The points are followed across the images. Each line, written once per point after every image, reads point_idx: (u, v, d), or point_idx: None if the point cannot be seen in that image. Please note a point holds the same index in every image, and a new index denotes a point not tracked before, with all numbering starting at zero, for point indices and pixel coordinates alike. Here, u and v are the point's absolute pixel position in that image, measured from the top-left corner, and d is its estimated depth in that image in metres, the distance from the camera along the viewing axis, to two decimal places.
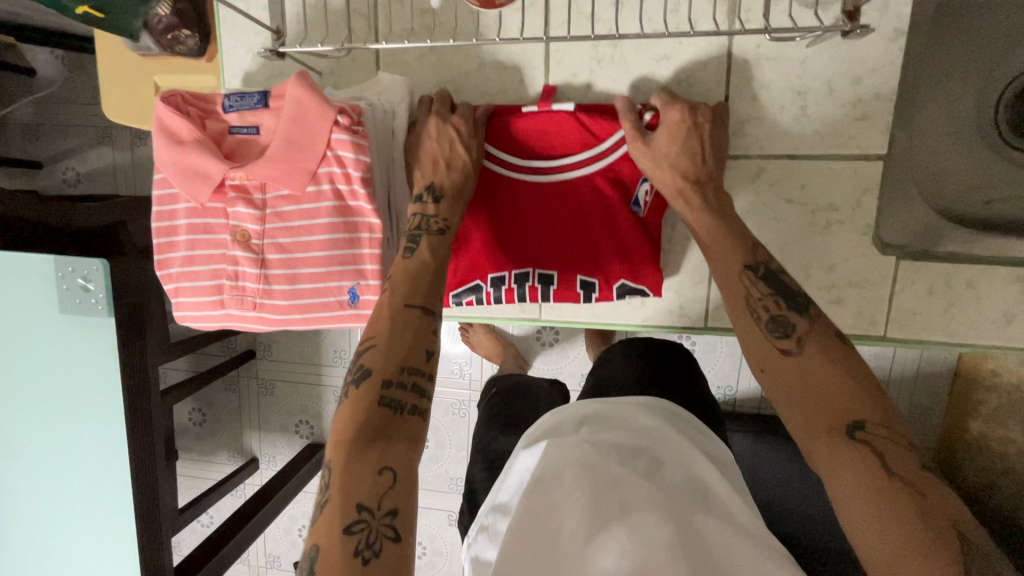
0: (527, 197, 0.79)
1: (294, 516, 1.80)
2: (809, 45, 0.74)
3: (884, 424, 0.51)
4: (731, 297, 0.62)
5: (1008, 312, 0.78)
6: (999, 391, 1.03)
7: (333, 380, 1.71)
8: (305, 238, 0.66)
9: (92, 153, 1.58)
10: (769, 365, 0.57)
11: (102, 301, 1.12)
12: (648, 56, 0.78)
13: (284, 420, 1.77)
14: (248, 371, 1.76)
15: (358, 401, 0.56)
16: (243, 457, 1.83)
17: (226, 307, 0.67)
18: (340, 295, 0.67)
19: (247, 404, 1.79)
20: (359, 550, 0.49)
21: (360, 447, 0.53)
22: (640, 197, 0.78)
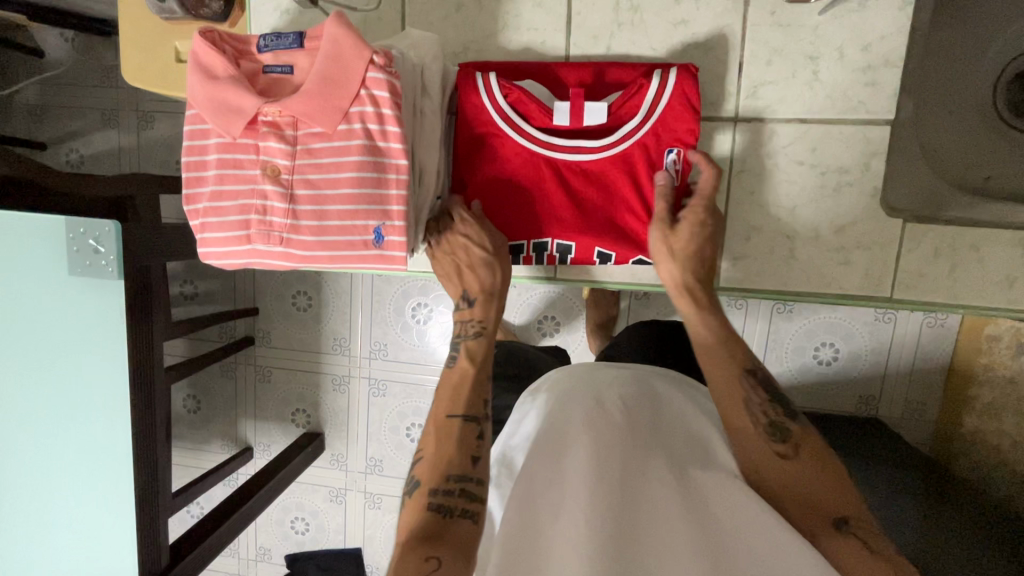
0: (549, 175, 0.80)
1: (287, 507, 1.78)
2: (822, 12, 0.77)
3: (868, 524, 0.57)
4: (736, 394, 0.66)
5: (1010, 275, 0.80)
6: (993, 385, 1.06)
7: (333, 368, 1.69)
8: (333, 175, 0.67)
9: (99, 134, 1.58)
10: (769, 462, 0.62)
11: (113, 263, 1.13)
12: (666, 20, 0.81)
13: (279, 407, 1.76)
14: (246, 357, 1.75)
15: (456, 402, 0.70)
16: (237, 446, 1.82)
17: (251, 242, 0.68)
18: (366, 234, 0.68)
19: (243, 392, 1.78)
20: (438, 510, 0.61)
21: (456, 435, 0.67)
22: (670, 168, 0.79)
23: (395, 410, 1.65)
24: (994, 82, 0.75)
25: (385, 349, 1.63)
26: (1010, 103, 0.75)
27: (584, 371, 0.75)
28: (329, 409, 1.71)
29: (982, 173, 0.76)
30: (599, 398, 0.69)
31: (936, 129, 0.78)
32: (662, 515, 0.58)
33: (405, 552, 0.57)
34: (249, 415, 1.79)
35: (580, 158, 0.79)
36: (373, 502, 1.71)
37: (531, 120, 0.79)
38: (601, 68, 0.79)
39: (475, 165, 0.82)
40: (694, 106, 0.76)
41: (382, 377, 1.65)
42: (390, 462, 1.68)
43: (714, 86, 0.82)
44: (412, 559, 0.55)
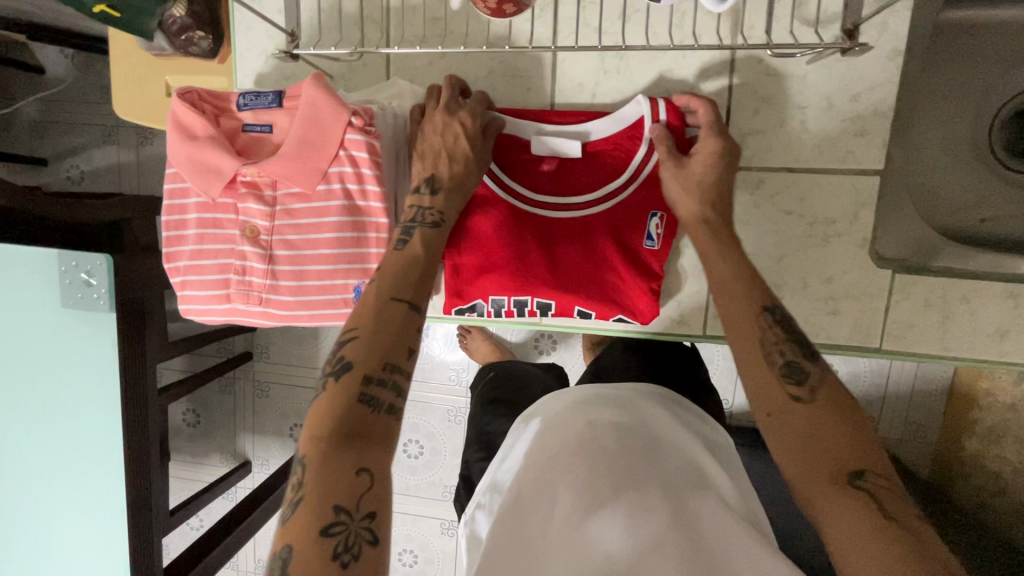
0: (533, 231, 0.79)
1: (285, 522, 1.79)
2: (810, 62, 0.76)
3: (888, 478, 0.50)
4: (744, 335, 0.60)
5: (1001, 327, 0.79)
6: (993, 412, 1.05)
7: None
8: (312, 235, 0.67)
9: (99, 152, 1.59)
10: (773, 409, 0.55)
11: (104, 295, 1.13)
12: (653, 69, 0.80)
13: (277, 423, 1.77)
14: (245, 372, 1.76)
15: (403, 285, 0.61)
16: (236, 460, 1.83)
17: (231, 301, 0.67)
18: (346, 293, 0.68)
19: (242, 406, 1.79)
20: (366, 404, 0.55)
21: (397, 322, 0.59)
22: (652, 232, 0.79)
23: None
24: (991, 119, 0.68)
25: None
26: (1006, 139, 0.68)
27: (581, 395, 0.76)
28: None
29: (978, 214, 0.71)
30: (590, 420, 0.69)
31: (929, 170, 0.73)
32: (651, 520, 0.57)
33: (326, 456, 0.51)
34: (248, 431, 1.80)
35: (568, 213, 0.79)
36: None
37: (519, 177, 0.80)
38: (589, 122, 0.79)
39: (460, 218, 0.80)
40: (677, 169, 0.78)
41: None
42: None
43: None
44: (338, 473, 0.51)
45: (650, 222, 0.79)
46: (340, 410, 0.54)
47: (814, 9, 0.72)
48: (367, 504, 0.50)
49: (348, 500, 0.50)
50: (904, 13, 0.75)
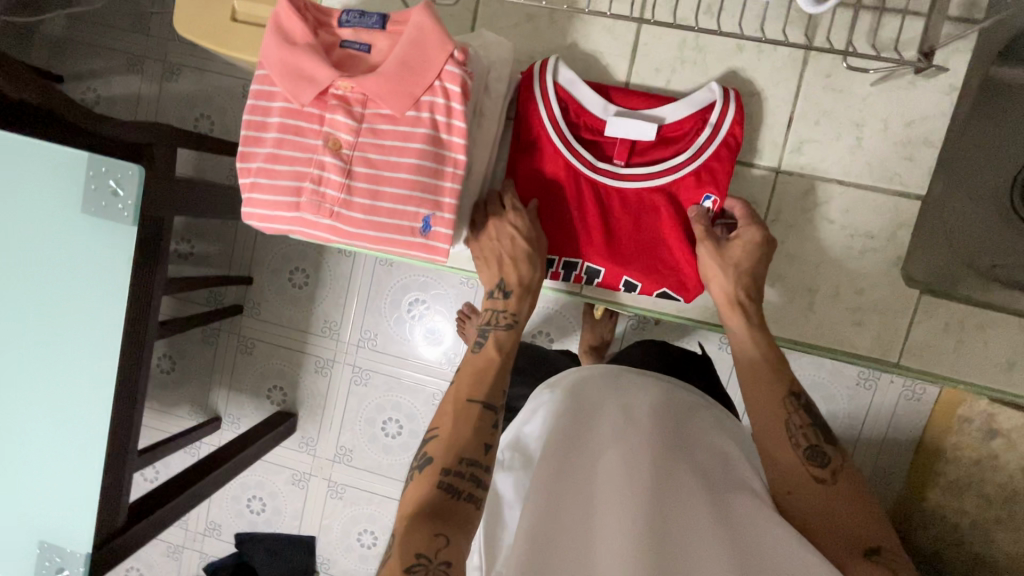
0: (592, 195, 0.83)
1: (246, 485, 1.73)
2: (874, 84, 0.81)
3: (896, 553, 0.58)
4: (773, 419, 0.67)
5: (1010, 359, 0.84)
6: (958, 464, 1.13)
7: (318, 351, 1.66)
8: (394, 158, 0.68)
9: (119, 79, 1.54)
10: (800, 488, 0.63)
11: (129, 209, 1.10)
12: (726, 67, 0.84)
13: (254, 382, 1.73)
14: (231, 326, 1.72)
15: (479, 385, 0.70)
16: (206, 414, 1.77)
17: (301, 209, 0.67)
18: (415, 221, 0.69)
19: (222, 360, 1.74)
20: (446, 491, 0.62)
21: (473, 420, 0.67)
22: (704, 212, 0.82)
23: (373, 403, 1.64)
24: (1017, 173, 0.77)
25: (374, 340, 1.62)
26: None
27: (607, 377, 0.72)
28: (308, 391, 1.68)
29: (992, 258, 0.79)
30: (622, 406, 0.68)
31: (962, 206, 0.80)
32: (702, 532, 0.58)
33: (412, 523, 0.59)
34: (225, 384, 1.75)
35: (626, 183, 0.82)
36: (337, 492, 1.67)
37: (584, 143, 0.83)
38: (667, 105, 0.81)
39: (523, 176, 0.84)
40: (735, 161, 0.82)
41: (366, 367, 1.63)
42: (360, 454, 1.66)
43: (761, 136, 0.85)
44: (420, 533, 0.58)
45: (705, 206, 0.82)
46: (425, 494, 0.62)
47: (890, 36, 0.79)
48: (443, 554, 0.56)
49: (427, 551, 0.57)
50: (963, 54, 0.80)
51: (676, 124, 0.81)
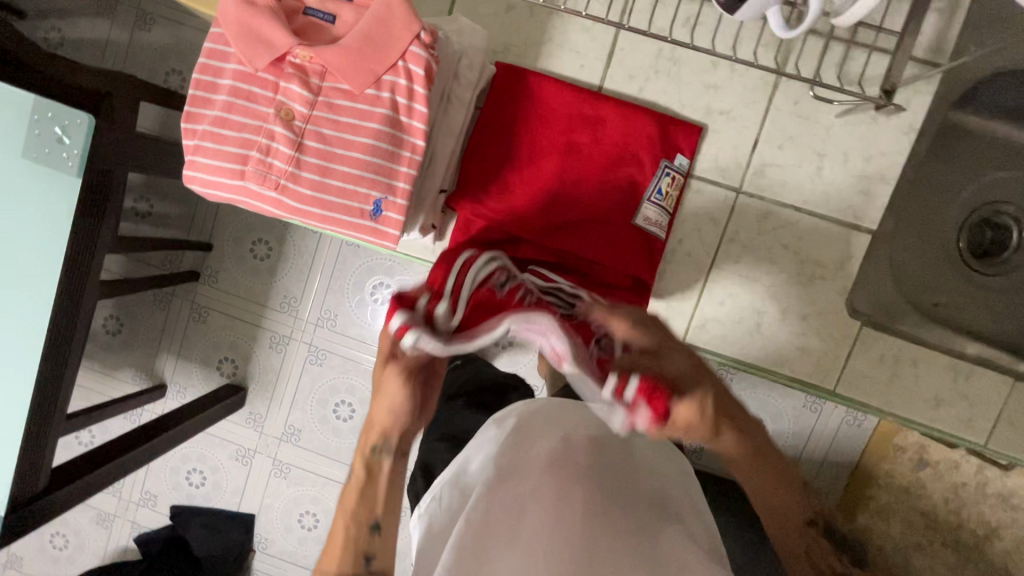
0: (548, 193, 0.85)
1: (185, 457, 1.67)
2: (838, 116, 0.83)
3: None
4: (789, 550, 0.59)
5: (937, 397, 0.87)
6: (888, 492, 1.18)
7: (275, 326, 1.62)
8: (348, 136, 0.65)
9: (86, 22, 1.44)
10: (809, 546, 0.59)
11: (74, 158, 1.03)
12: (700, 81, 0.84)
13: (203, 353, 1.67)
14: (186, 293, 1.66)
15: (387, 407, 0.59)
16: (150, 381, 1.71)
17: (245, 179, 0.64)
18: (365, 203, 0.67)
19: (172, 327, 1.68)
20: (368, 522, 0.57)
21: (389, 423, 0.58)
22: (654, 218, 0.84)
23: (328, 383, 1.60)
24: (965, 223, 0.87)
25: (333, 320, 1.58)
26: (973, 245, 0.87)
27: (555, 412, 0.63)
28: (260, 366, 1.63)
29: (935, 297, 0.87)
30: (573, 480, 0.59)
31: (901, 248, 0.87)
32: None
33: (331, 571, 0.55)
34: (172, 352, 1.68)
35: (579, 185, 0.85)
36: (281, 470, 1.63)
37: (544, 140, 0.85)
38: (600, 106, 0.84)
39: (485, 168, 0.86)
40: (669, 157, 0.84)
41: (323, 346, 1.59)
42: (308, 435, 1.62)
43: (726, 154, 0.85)
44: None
45: (653, 207, 0.83)
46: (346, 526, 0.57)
47: (856, 70, 0.80)
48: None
49: None
50: (925, 97, 0.83)
51: (637, 128, 0.83)
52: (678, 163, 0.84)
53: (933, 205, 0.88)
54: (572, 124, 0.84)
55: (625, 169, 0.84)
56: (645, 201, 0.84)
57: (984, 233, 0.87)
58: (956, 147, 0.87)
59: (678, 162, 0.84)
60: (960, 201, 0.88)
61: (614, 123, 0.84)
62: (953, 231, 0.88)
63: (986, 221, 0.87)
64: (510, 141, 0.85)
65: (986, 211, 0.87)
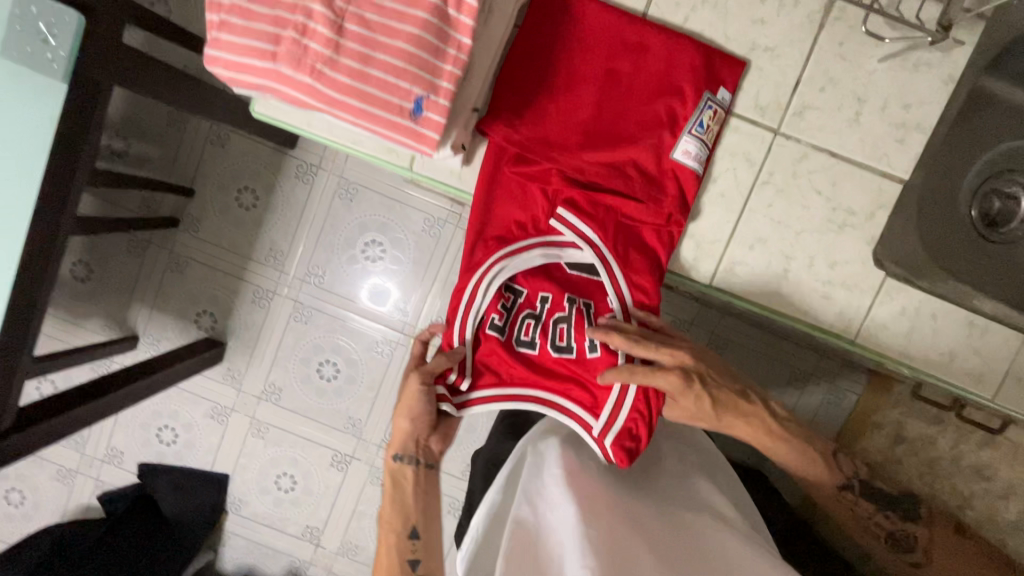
0: (586, 124, 0.82)
1: (157, 412, 1.58)
2: (882, 60, 0.82)
3: None
4: None
5: (952, 350, 0.89)
6: None
7: (260, 280, 1.53)
8: (393, 23, 0.60)
9: None
10: None
11: (61, 64, 0.86)
12: (746, 15, 0.81)
13: (182, 306, 1.55)
14: (163, 240, 1.54)
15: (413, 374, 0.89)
16: (120, 332, 1.56)
17: (277, 62, 0.59)
18: (406, 100, 0.62)
19: (147, 275, 1.55)
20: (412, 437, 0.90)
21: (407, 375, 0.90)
22: (694, 151, 0.81)
23: (311, 342, 1.54)
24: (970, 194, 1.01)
25: (320, 278, 1.52)
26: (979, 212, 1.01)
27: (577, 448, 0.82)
28: (241, 321, 1.55)
29: (948, 257, 0.94)
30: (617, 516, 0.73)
31: (925, 204, 0.89)
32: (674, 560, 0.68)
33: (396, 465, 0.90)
34: (147, 305, 1.56)
35: (618, 116, 0.82)
36: (260, 431, 1.57)
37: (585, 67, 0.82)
38: (643, 33, 0.81)
39: (519, 93, 0.82)
40: (711, 90, 0.81)
41: (310, 304, 1.53)
42: (290, 394, 1.56)
43: (767, 93, 0.83)
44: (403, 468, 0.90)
45: (693, 142, 0.81)
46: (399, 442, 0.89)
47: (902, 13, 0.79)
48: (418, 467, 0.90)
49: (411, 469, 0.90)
50: (966, 48, 0.82)
51: (682, 57, 0.81)
52: (719, 96, 0.82)
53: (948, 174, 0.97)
54: (614, 53, 0.81)
55: (666, 101, 0.81)
56: (684, 135, 0.81)
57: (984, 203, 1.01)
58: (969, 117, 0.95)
59: (719, 97, 0.82)
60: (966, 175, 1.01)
61: (658, 52, 0.81)
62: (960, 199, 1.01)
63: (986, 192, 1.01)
64: (548, 67, 0.82)
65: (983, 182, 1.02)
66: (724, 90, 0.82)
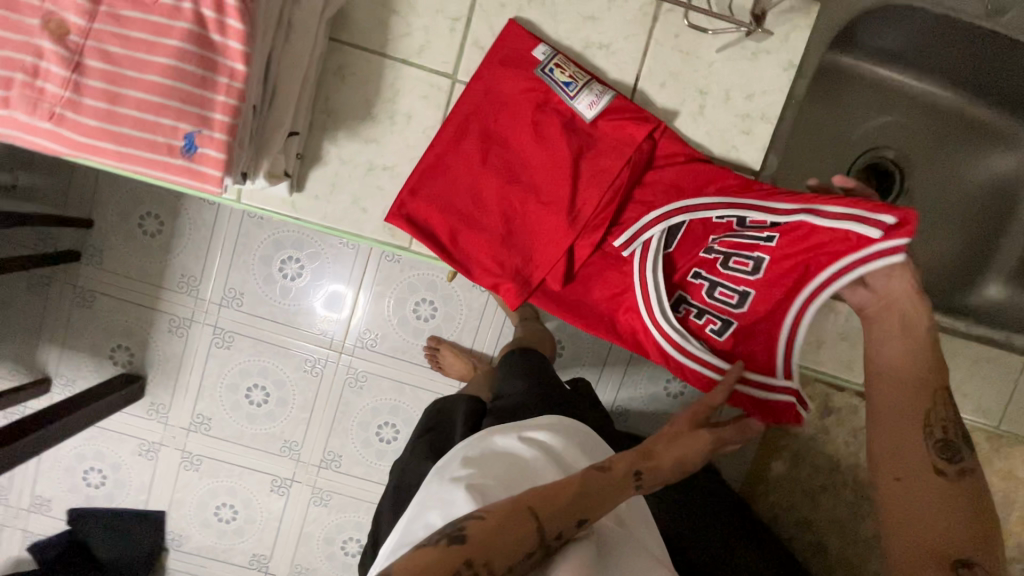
0: (535, 180, 0.79)
1: (80, 454, 1.24)
2: (719, 50, 0.79)
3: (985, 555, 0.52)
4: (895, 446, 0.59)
5: (819, 338, 0.88)
6: None
7: (174, 308, 1.19)
8: (142, 55, 0.55)
9: None
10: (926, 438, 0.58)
11: None
12: (576, 12, 0.78)
13: (94, 341, 1.20)
14: (64, 267, 1.18)
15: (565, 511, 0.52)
16: (29, 375, 1.22)
17: (10, 107, 0.53)
18: (173, 138, 0.57)
19: (51, 310, 1.19)
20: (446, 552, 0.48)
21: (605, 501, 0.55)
22: (592, 102, 0.76)
23: (239, 368, 1.20)
24: (849, 172, 1.02)
25: (239, 299, 1.18)
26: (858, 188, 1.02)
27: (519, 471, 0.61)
28: (159, 354, 1.21)
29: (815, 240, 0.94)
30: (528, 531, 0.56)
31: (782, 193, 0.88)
32: None
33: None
34: (58, 341, 1.20)
35: (532, 151, 0.78)
36: (192, 463, 1.24)
37: (466, 147, 0.78)
38: (459, 110, 0.78)
39: (464, 223, 0.80)
40: (535, 62, 0.76)
41: (232, 328, 1.18)
42: (222, 423, 1.22)
43: None
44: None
45: (585, 93, 0.75)
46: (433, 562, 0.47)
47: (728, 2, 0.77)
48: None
49: None
50: (805, 31, 0.79)
51: (500, 64, 0.76)
52: (544, 56, 0.75)
53: (807, 156, 0.98)
54: (468, 119, 0.78)
55: (545, 114, 0.77)
56: (574, 101, 0.75)
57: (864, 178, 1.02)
58: (820, 96, 0.96)
59: (545, 54, 0.75)
60: (841, 154, 1.01)
61: (479, 101, 0.77)
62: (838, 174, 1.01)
63: (864, 168, 1.02)
64: (447, 175, 0.79)
65: (865, 159, 1.02)
66: (536, 47, 0.76)
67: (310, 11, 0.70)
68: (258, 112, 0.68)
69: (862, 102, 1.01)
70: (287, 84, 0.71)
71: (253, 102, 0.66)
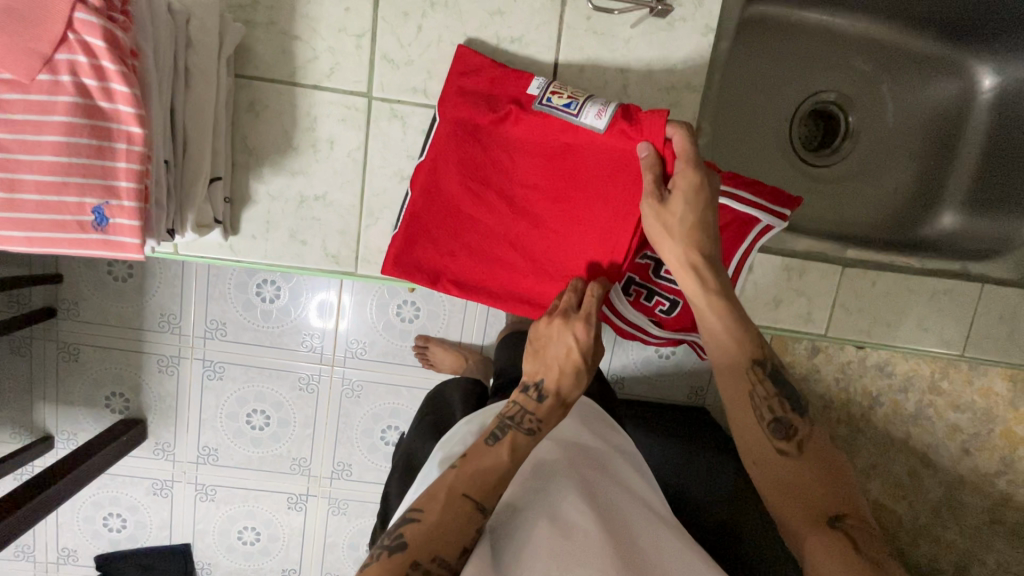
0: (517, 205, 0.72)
1: (96, 501, 1.22)
2: (633, 26, 0.77)
3: (862, 526, 0.56)
4: (766, 462, 0.59)
5: (776, 297, 0.91)
6: None
7: (160, 349, 1.14)
8: (31, 137, 0.54)
9: None
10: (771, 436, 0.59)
11: None
12: (482, 9, 0.76)
13: (88, 391, 1.16)
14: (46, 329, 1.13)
15: (484, 479, 0.55)
16: (32, 436, 1.18)
17: None
18: (82, 215, 0.56)
19: (42, 372, 1.15)
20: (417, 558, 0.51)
21: (462, 518, 0.53)
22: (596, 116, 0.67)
23: (234, 397, 1.17)
24: (790, 117, 1.00)
25: (222, 330, 1.13)
26: (801, 136, 1.01)
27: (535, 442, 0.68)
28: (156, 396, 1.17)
29: None
30: (511, 503, 0.60)
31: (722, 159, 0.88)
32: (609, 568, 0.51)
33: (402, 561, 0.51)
34: (49, 397, 1.16)
35: (512, 175, 0.71)
36: (207, 494, 1.22)
37: (443, 178, 0.73)
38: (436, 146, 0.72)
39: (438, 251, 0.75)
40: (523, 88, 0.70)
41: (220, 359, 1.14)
42: (229, 452, 1.21)
43: None
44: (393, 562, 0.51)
45: (590, 103, 0.67)
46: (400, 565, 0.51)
47: None
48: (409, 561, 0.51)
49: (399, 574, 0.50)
50: None
51: (480, 95, 0.71)
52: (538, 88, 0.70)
53: (747, 113, 0.98)
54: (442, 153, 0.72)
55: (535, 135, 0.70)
56: (578, 115, 0.67)
57: (806, 125, 1.02)
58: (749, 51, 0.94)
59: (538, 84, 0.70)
60: (784, 105, 1.00)
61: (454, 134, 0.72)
62: (780, 122, 1.00)
63: (806, 115, 1.01)
64: (423, 210, 0.74)
65: (807, 105, 1.01)
66: (533, 83, 0.70)
67: (207, 51, 0.67)
68: (171, 169, 0.67)
69: (799, 47, 0.98)
70: (200, 132, 0.69)
71: (163, 158, 0.65)
